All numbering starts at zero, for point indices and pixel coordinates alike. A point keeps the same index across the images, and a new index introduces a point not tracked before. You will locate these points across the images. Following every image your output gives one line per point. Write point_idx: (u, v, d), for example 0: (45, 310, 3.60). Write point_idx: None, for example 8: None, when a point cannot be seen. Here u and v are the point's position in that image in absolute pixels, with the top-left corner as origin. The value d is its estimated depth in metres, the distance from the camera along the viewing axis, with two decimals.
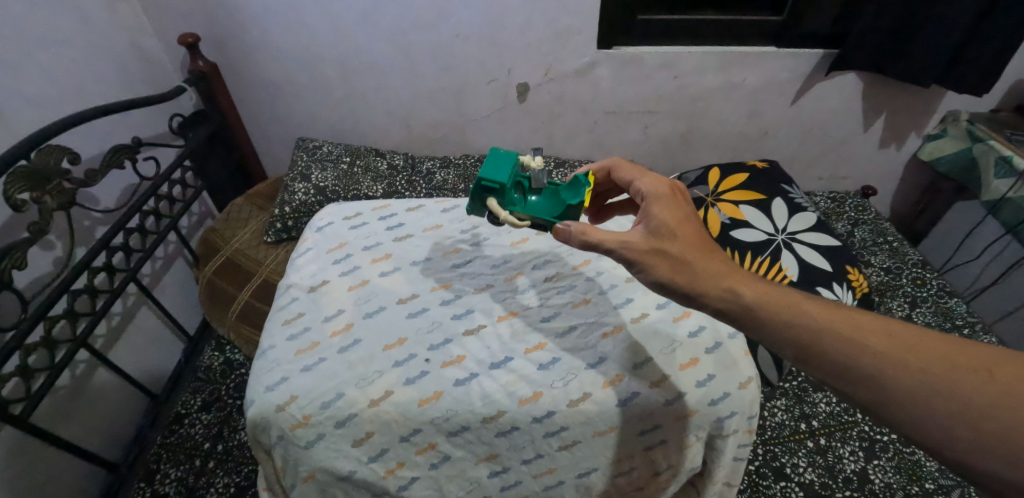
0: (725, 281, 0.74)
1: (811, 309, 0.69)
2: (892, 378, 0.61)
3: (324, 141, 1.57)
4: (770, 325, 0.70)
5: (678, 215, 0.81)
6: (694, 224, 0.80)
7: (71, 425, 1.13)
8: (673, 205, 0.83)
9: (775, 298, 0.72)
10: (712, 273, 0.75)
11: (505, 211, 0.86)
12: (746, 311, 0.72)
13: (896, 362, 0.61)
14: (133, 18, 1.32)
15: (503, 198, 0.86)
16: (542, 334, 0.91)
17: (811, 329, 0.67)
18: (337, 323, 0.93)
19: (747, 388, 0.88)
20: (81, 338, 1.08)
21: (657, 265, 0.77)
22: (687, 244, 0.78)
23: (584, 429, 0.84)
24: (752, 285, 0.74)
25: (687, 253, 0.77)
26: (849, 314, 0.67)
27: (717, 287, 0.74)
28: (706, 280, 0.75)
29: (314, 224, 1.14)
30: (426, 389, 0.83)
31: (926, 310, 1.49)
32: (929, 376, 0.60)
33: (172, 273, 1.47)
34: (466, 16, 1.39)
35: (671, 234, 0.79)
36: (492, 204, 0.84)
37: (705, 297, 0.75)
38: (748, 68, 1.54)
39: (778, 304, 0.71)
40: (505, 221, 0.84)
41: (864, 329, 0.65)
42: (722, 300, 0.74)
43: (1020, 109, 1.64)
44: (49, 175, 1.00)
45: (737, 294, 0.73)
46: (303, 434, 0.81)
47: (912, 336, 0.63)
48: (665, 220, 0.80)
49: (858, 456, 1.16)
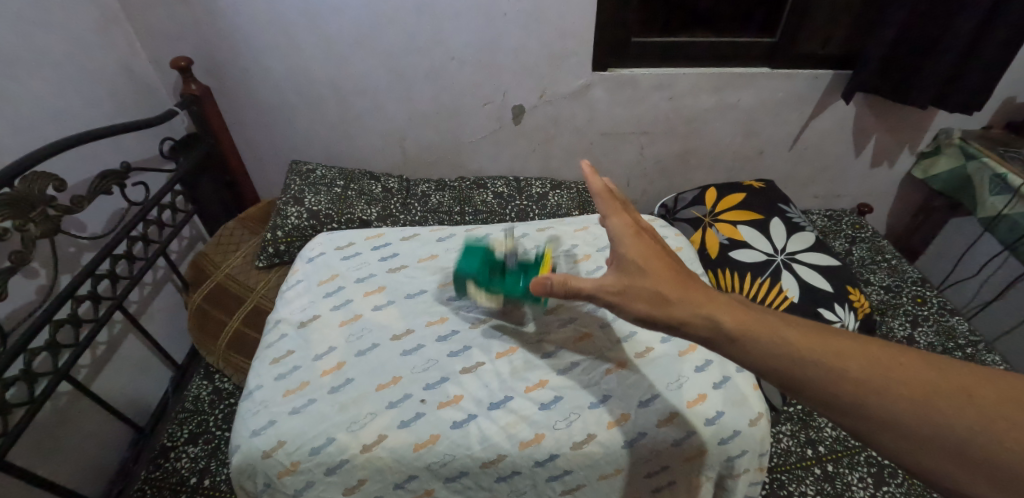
0: (701, 308, 0.69)
1: (789, 335, 0.63)
2: (875, 405, 0.56)
3: (318, 165, 1.55)
4: (745, 353, 0.64)
5: (646, 251, 0.78)
6: (665, 259, 0.77)
7: (52, 461, 1.09)
8: (641, 242, 0.79)
9: (753, 323, 0.66)
10: (688, 300, 0.71)
11: (482, 294, 0.98)
12: (723, 339, 0.66)
13: (877, 389, 0.56)
14: (125, 41, 1.31)
15: (478, 284, 0.98)
16: (543, 371, 0.88)
17: (788, 355, 0.62)
18: (327, 361, 0.89)
19: (758, 424, 0.85)
20: (62, 371, 1.03)
21: (636, 303, 0.74)
22: (659, 279, 0.74)
23: (589, 472, 0.81)
24: (730, 311, 0.68)
25: (662, 285, 0.73)
26: (826, 339, 0.62)
27: (696, 315, 0.69)
28: (686, 310, 0.70)
29: (304, 254, 1.10)
30: (422, 432, 0.80)
31: (928, 330, 1.47)
32: (909, 401, 0.55)
33: (161, 299, 1.44)
34: (461, 38, 1.39)
35: (642, 271, 0.76)
36: (470, 292, 0.98)
37: (685, 326, 0.70)
38: (741, 88, 1.54)
39: (759, 330, 0.65)
40: (484, 303, 0.98)
41: (841, 355, 0.59)
42: (699, 329, 0.68)
43: (1011, 126, 1.65)
44: (32, 203, 0.97)
45: (715, 322, 0.67)
46: (291, 482, 0.77)
47: (892, 359, 0.58)
48: (635, 259, 0.77)
49: (866, 483, 1.13)
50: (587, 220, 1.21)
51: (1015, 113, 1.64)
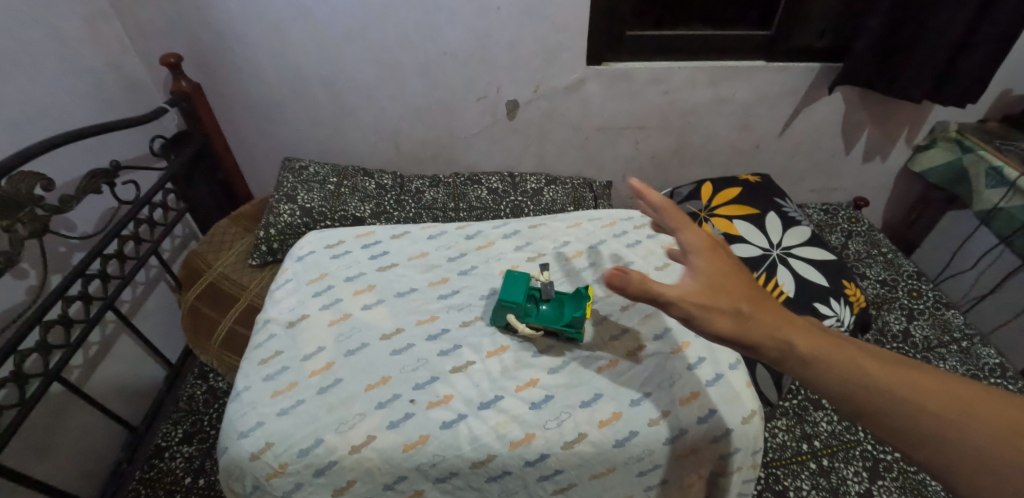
0: (779, 330, 0.65)
1: (869, 365, 0.60)
2: (958, 444, 0.54)
3: (311, 161, 1.53)
4: (821, 379, 0.61)
5: (724, 269, 0.72)
6: (742, 278, 0.71)
7: (45, 462, 1.08)
8: (717, 258, 0.73)
9: (830, 348, 0.63)
10: (767, 320, 0.67)
11: (523, 324, 0.90)
12: (798, 363, 0.63)
13: (961, 426, 0.54)
14: (114, 37, 1.29)
15: (521, 311, 0.91)
16: (534, 370, 0.88)
17: (866, 385, 0.59)
18: (316, 361, 0.88)
19: (751, 422, 0.85)
20: (54, 372, 1.02)
21: (714, 317, 0.67)
22: (738, 296, 0.69)
23: (580, 472, 0.81)
24: (805, 334, 0.65)
25: (739, 302, 0.69)
26: (906, 369, 0.59)
27: (772, 337, 0.65)
28: (761, 329, 0.66)
29: (294, 253, 1.09)
30: (411, 433, 0.79)
31: (924, 323, 1.46)
32: (995, 443, 0.53)
33: (154, 298, 1.43)
34: (453, 32, 1.37)
35: (722, 288, 0.70)
36: (511, 318, 0.89)
37: (759, 347, 0.66)
38: (737, 82, 1.53)
39: (836, 356, 0.62)
40: (522, 331, 0.89)
41: (921, 387, 0.57)
42: (773, 351, 0.65)
43: (1008, 119, 1.64)
44: (20, 202, 0.96)
45: (790, 345, 0.64)
46: (280, 484, 0.77)
47: (976, 397, 0.56)
48: (713, 275, 0.71)
49: (862, 477, 1.13)
50: (580, 215, 1.20)
51: (1012, 105, 1.62)
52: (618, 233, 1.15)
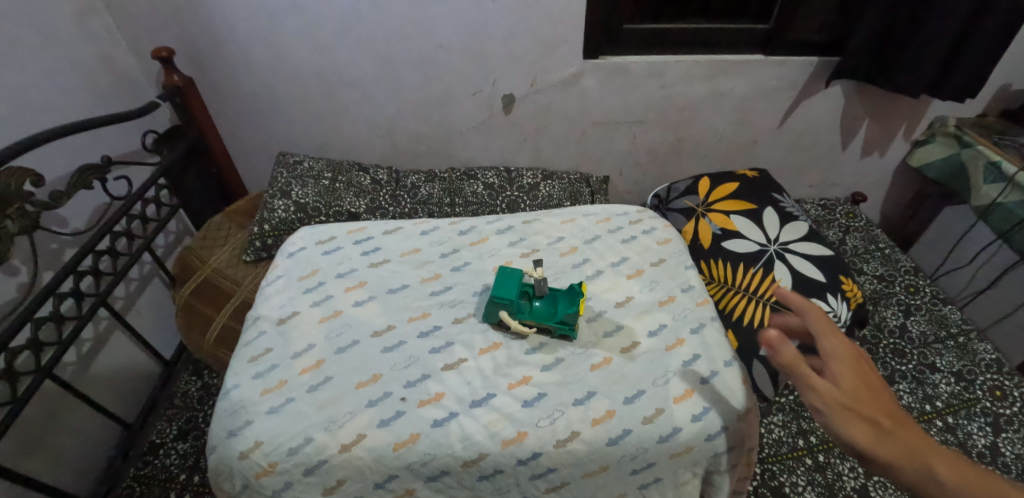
0: (920, 454, 0.63)
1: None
2: None
3: (305, 156, 1.51)
4: None
5: (869, 379, 0.69)
6: (884, 392, 0.69)
7: (39, 460, 1.07)
8: (860, 369, 0.70)
9: (974, 480, 0.61)
10: (909, 440, 0.64)
11: (516, 320, 0.90)
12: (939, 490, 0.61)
13: None
14: (104, 31, 1.27)
15: (513, 308, 0.90)
16: (527, 368, 0.87)
17: None
18: (306, 359, 0.88)
19: (746, 420, 0.84)
20: (46, 369, 1.01)
21: (851, 427, 0.65)
22: (882, 411, 0.66)
23: (573, 470, 0.80)
24: (945, 459, 0.63)
25: (880, 415, 0.66)
26: None
27: (910, 461, 0.63)
28: (901, 449, 0.64)
29: (285, 249, 1.08)
30: (402, 431, 0.79)
31: (920, 318, 1.46)
32: None
33: (148, 294, 1.41)
34: (449, 24, 1.35)
35: (865, 399, 0.67)
36: (504, 315, 0.89)
37: (895, 468, 0.63)
38: (735, 76, 1.52)
39: (985, 492, 0.60)
40: (515, 328, 0.89)
41: None
42: (911, 473, 0.63)
43: (1007, 113, 1.63)
44: (9, 198, 0.95)
45: (930, 471, 0.62)
46: (269, 483, 0.76)
47: None
48: (858, 386, 0.68)
49: (857, 473, 1.12)
50: (575, 211, 1.19)
51: (1011, 100, 1.62)
52: (612, 229, 1.14)
